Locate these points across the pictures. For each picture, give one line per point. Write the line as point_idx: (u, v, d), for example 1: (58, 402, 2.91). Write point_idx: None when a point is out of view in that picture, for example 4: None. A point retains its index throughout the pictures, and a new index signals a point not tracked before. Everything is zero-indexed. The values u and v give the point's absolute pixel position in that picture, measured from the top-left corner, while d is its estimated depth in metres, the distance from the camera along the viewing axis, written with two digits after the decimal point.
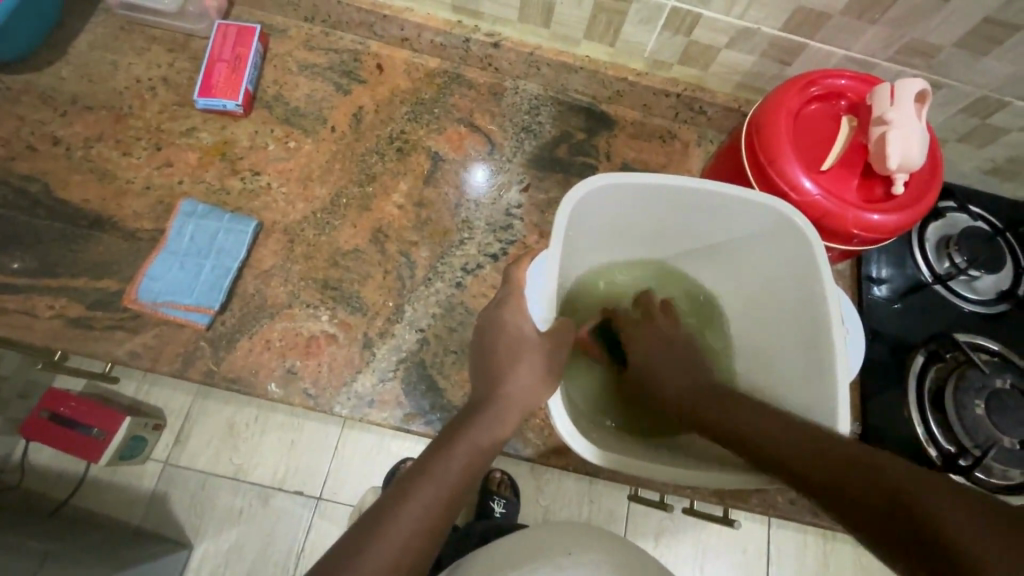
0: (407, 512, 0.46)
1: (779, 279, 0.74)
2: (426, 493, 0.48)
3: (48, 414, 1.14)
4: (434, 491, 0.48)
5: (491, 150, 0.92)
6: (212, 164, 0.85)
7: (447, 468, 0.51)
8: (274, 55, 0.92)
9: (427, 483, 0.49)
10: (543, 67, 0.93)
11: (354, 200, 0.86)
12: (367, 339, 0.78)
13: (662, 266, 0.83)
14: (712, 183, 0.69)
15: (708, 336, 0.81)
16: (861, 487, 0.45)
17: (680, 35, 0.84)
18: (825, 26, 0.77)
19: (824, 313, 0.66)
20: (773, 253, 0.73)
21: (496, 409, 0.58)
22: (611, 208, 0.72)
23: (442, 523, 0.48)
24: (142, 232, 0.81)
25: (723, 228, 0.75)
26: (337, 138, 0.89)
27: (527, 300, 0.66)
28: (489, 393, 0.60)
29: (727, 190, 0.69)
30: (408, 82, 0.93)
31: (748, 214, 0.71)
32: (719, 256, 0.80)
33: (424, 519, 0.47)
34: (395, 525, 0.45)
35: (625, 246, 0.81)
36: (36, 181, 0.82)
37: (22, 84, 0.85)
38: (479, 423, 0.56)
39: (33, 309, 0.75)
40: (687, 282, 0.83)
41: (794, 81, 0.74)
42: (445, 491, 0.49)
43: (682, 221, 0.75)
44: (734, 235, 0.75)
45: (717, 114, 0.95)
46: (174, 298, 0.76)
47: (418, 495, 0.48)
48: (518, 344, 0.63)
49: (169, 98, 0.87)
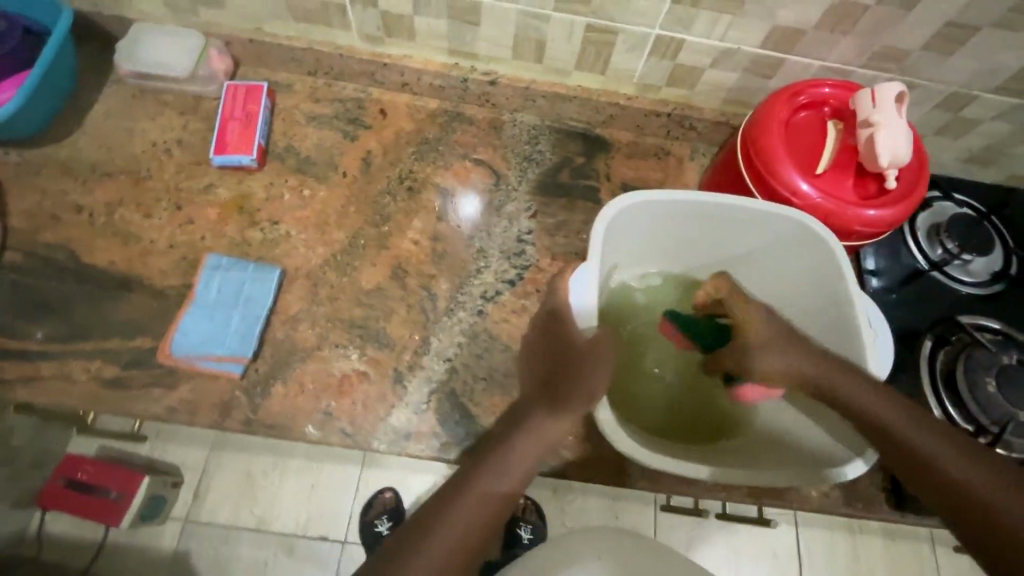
0: (458, 519, 0.56)
1: (799, 278, 0.78)
2: (471, 502, 0.57)
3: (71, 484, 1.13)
4: (478, 500, 0.57)
5: (497, 181, 0.96)
6: (232, 218, 0.87)
7: (494, 482, 0.59)
8: (281, 109, 0.97)
9: (470, 494, 0.58)
10: (538, 99, 0.99)
11: (372, 240, 0.88)
12: (398, 375, 0.80)
13: (682, 276, 0.87)
14: (725, 198, 0.73)
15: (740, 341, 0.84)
16: (900, 457, 0.60)
17: (667, 59, 0.90)
18: (801, 41, 0.83)
19: (850, 314, 0.70)
20: (787, 259, 0.78)
21: (540, 423, 0.64)
22: (633, 226, 0.77)
23: (486, 534, 0.57)
24: (169, 289, 0.81)
25: (739, 240, 0.79)
26: (350, 183, 0.92)
27: (571, 296, 0.70)
28: (534, 407, 0.65)
29: (740, 204, 0.73)
30: (411, 124, 0.99)
31: (770, 227, 0.75)
32: (737, 266, 0.83)
33: (471, 528, 0.56)
34: (447, 532, 0.55)
35: (646, 257, 0.84)
36: (62, 249, 0.82)
37: (42, 156, 0.88)
38: (523, 436, 0.63)
39: (67, 374, 0.75)
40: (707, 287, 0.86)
41: (781, 93, 0.80)
42: (494, 501, 0.58)
43: (706, 231, 0.79)
44: (751, 247, 0.80)
45: (706, 129, 1.00)
46: (208, 351, 0.77)
47: (463, 507, 0.57)
48: (566, 362, 0.68)
49: (185, 158, 0.90)
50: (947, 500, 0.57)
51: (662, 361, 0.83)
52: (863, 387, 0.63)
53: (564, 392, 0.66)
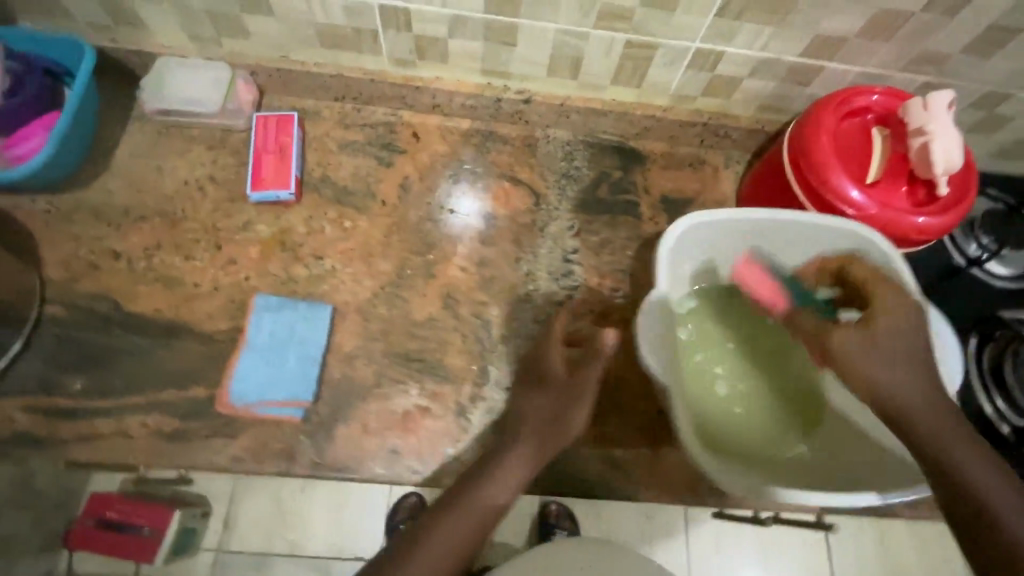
0: (441, 534, 0.55)
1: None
2: (456, 519, 0.56)
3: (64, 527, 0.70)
4: (468, 517, 0.57)
5: (538, 201, 0.95)
6: (275, 255, 0.85)
7: (478, 497, 0.58)
8: (312, 138, 0.94)
9: (459, 509, 0.57)
10: (572, 114, 0.97)
11: (419, 269, 0.87)
12: (460, 407, 0.79)
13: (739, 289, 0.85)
14: (787, 214, 0.74)
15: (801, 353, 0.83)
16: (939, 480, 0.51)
17: (705, 71, 0.89)
18: (841, 49, 0.83)
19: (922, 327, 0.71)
20: None
21: (526, 436, 0.63)
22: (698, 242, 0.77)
23: (468, 551, 0.55)
24: (218, 334, 0.79)
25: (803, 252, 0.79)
26: (390, 211, 0.91)
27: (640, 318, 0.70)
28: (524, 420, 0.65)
29: (803, 219, 0.73)
30: (445, 146, 0.97)
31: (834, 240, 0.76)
32: None
33: (453, 543, 0.55)
34: (430, 547, 0.54)
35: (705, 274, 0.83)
36: (104, 299, 0.80)
37: (71, 203, 0.85)
38: (512, 450, 0.62)
39: (127, 430, 0.73)
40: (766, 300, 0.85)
41: (827, 104, 0.80)
42: (477, 517, 0.57)
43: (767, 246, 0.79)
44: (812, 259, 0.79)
45: (741, 137, 1.00)
46: (268, 397, 0.76)
47: (450, 523, 0.56)
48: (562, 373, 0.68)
49: (219, 196, 0.88)
50: (971, 527, 0.49)
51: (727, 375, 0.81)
52: (909, 386, 0.54)
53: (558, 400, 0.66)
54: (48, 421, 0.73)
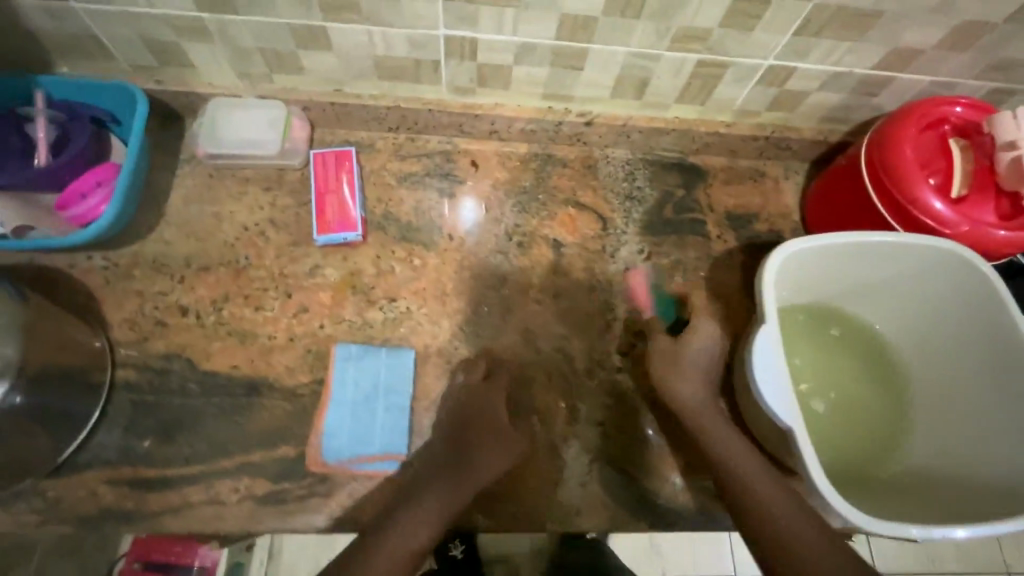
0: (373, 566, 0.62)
1: (955, 305, 0.77)
2: (389, 549, 0.64)
3: (107, 567, 0.76)
4: (397, 544, 0.64)
5: (605, 226, 0.93)
6: (347, 299, 0.82)
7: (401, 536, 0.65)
8: (370, 172, 0.91)
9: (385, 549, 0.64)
10: (634, 134, 0.95)
11: (495, 305, 0.85)
12: (554, 447, 0.78)
13: (817, 310, 0.85)
14: (881, 235, 0.73)
15: (881, 372, 0.83)
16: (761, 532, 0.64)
17: (773, 86, 0.87)
18: (916, 59, 0.81)
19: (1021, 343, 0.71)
20: (935, 286, 0.78)
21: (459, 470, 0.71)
22: (790, 266, 0.77)
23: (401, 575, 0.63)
24: (301, 387, 0.77)
25: (886, 269, 0.78)
26: (458, 246, 0.88)
27: (756, 355, 0.67)
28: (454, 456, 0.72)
29: (897, 239, 0.72)
30: (505, 173, 0.94)
31: (922, 257, 0.75)
32: (876, 294, 0.82)
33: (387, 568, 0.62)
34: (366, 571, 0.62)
35: (786, 293, 0.83)
36: (177, 358, 0.76)
37: (129, 257, 0.81)
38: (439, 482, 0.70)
39: (218, 496, 0.71)
40: (844, 318, 0.85)
41: (906, 120, 0.79)
42: (406, 544, 0.64)
43: (850, 265, 0.78)
44: (895, 276, 0.79)
45: (802, 148, 0.98)
46: (360, 452, 0.75)
47: (385, 545, 0.64)
48: (483, 420, 0.75)
49: (283, 240, 0.84)
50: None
51: (812, 397, 0.82)
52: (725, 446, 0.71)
53: (474, 442, 0.73)
54: (137, 493, 0.71)
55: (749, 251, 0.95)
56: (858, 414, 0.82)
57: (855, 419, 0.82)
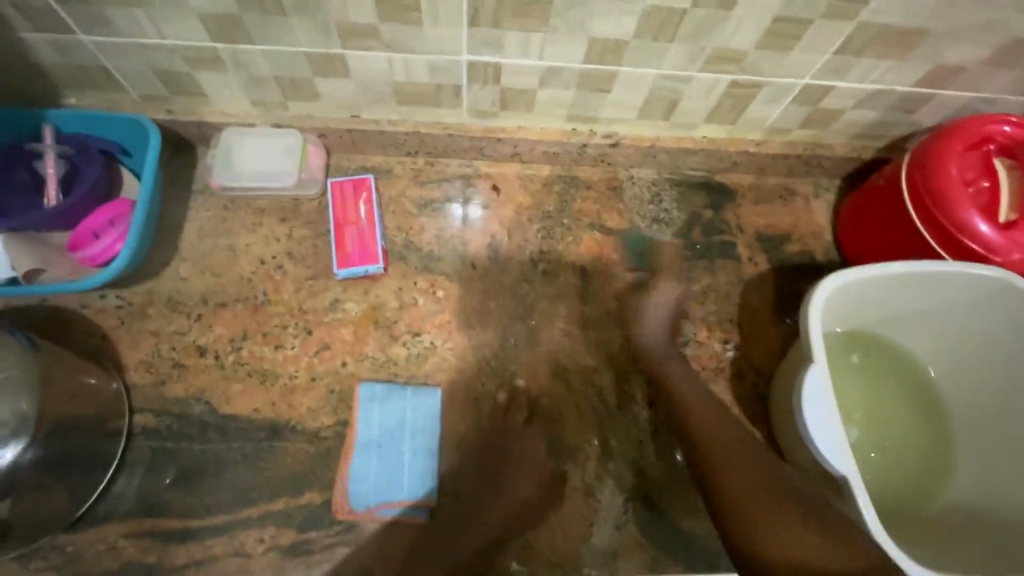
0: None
1: (1005, 335, 0.74)
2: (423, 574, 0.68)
3: None
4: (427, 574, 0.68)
5: (632, 250, 0.89)
6: (369, 335, 0.79)
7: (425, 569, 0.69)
8: (388, 199, 0.88)
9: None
10: (660, 154, 0.92)
11: (522, 338, 0.82)
12: (588, 488, 0.76)
13: (858, 337, 0.82)
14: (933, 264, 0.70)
15: (924, 402, 0.80)
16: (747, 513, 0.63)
17: (807, 105, 0.84)
18: (960, 76, 0.78)
19: None
20: (984, 315, 0.75)
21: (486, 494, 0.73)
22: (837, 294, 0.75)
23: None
24: (324, 430, 0.74)
25: (934, 297, 0.75)
26: (482, 275, 0.85)
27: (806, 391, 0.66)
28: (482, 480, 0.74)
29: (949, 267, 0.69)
30: (528, 197, 0.91)
31: (971, 285, 0.72)
32: (920, 321, 0.79)
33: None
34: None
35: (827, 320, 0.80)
36: (196, 402, 0.74)
37: (143, 295, 0.78)
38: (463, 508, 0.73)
39: (242, 547, 0.69)
40: (885, 345, 0.82)
41: (950, 141, 0.75)
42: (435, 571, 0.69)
43: (895, 292, 0.75)
44: (942, 303, 0.76)
45: (834, 165, 0.95)
46: (389, 497, 0.72)
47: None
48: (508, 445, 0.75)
49: (301, 273, 0.81)
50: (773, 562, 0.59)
51: (855, 428, 0.79)
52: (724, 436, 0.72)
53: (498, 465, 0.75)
54: (159, 544, 0.68)
55: (782, 274, 0.91)
56: (901, 445, 0.79)
57: (899, 450, 0.79)
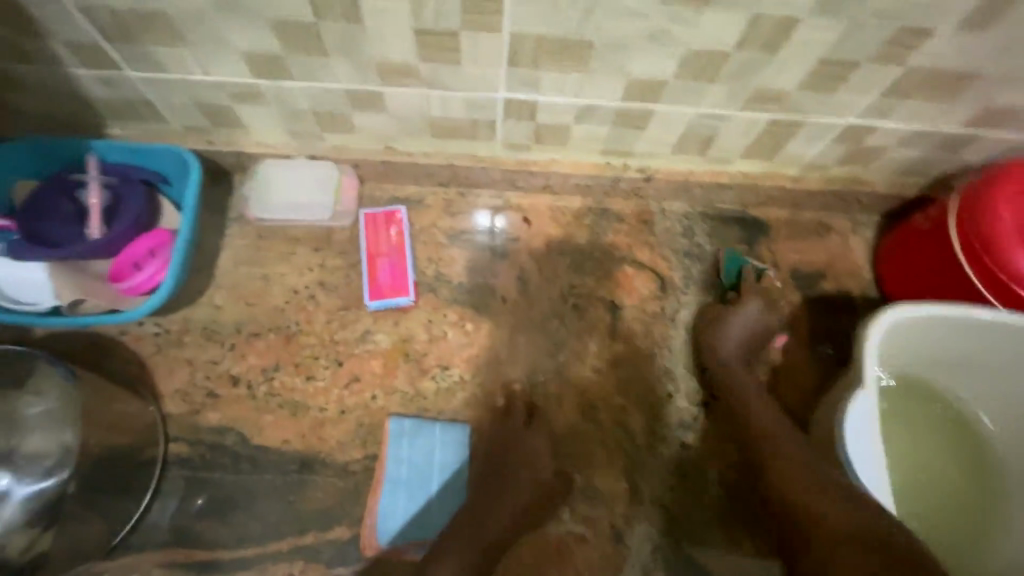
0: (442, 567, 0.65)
1: None
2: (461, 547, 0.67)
3: None
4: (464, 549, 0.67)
5: (664, 286, 0.88)
6: (398, 368, 0.80)
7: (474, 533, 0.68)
8: (418, 231, 0.87)
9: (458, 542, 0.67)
10: (694, 188, 0.90)
11: (551, 374, 0.82)
12: (615, 531, 0.76)
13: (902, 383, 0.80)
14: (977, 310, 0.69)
15: (970, 450, 0.78)
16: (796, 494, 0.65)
17: (848, 143, 0.82)
18: (1011, 118, 0.75)
19: None
20: None
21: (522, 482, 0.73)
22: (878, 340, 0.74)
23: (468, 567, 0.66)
24: (354, 464, 0.75)
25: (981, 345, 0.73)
26: (512, 308, 0.85)
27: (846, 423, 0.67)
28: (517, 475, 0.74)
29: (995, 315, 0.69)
30: (558, 228, 0.89)
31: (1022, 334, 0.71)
32: (967, 370, 0.77)
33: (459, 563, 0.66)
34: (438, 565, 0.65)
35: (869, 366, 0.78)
36: (229, 432, 0.75)
37: (179, 323, 0.79)
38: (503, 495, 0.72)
39: None
40: (930, 392, 0.80)
41: (1002, 184, 0.72)
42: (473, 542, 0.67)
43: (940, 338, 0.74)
44: (991, 351, 0.74)
45: (873, 201, 0.92)
46: (417, 535, 0.72)
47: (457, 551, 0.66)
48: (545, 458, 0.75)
49: (332, 304, 0.82)
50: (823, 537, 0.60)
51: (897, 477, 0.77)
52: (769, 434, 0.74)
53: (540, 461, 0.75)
54: (192, 574, 0.71)
55: (818, 313, 0.89)
56: (944, 496, 0.77)
57: (944, 501, 0.76)
